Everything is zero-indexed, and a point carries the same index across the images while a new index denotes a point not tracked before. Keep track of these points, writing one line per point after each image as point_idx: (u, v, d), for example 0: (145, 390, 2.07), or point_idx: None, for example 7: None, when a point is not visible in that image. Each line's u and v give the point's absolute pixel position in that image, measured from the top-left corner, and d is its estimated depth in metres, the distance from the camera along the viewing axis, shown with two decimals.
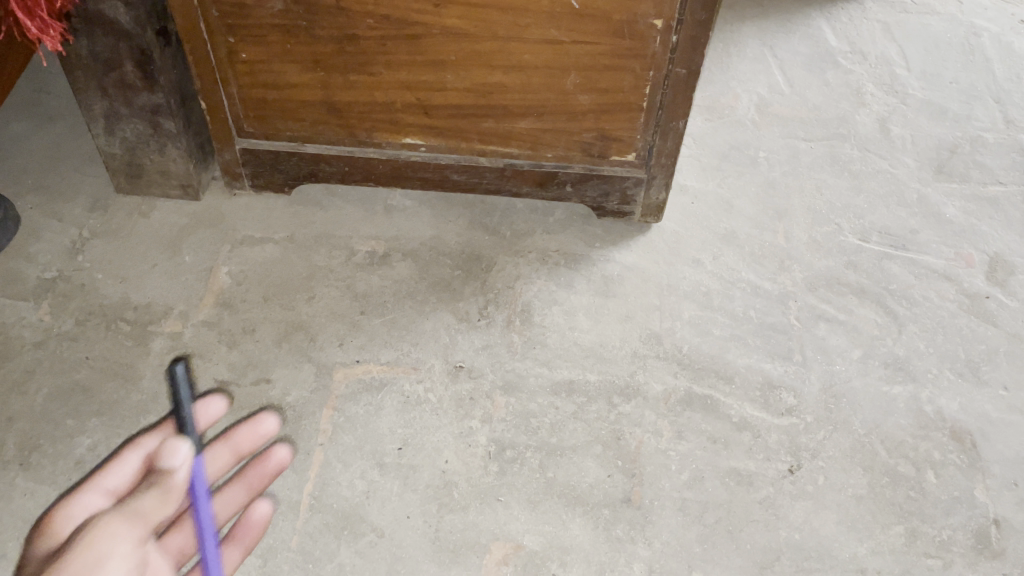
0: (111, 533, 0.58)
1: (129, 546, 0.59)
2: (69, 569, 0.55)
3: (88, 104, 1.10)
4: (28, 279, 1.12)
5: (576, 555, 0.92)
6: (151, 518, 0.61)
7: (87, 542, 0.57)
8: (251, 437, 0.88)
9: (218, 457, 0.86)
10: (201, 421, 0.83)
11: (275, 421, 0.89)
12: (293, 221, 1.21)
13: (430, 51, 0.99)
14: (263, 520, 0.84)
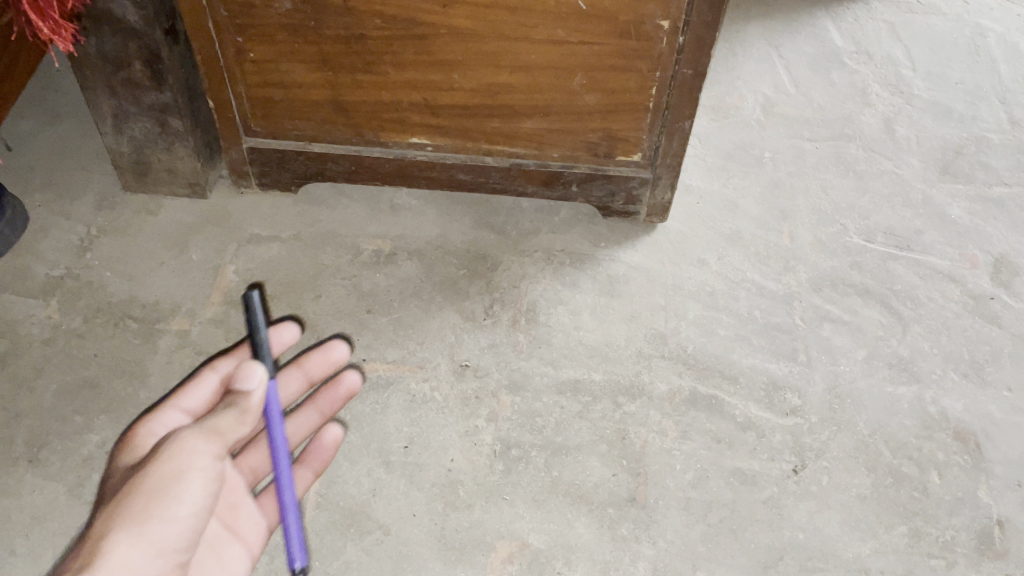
0: (187, 450, 0.66)
1: (205, 461, 0.67)
2: (152, 480, 0.64)
3: (96, 103, 1.10)
4: (36, 277, 1.13)
5: (581, 554, 0.92)
6: (230, 434, 0.69)
7: (166, 457, 0.65)
8: (323, 362, 0.96)
9: (293, 381, 0.95)
10: (277, 345, 0.93)
11: (345, 349, 0.97)
12: (299, 219, 1.22)
13: (438, 51, 0.99)
14: (333, 441, 0.92)
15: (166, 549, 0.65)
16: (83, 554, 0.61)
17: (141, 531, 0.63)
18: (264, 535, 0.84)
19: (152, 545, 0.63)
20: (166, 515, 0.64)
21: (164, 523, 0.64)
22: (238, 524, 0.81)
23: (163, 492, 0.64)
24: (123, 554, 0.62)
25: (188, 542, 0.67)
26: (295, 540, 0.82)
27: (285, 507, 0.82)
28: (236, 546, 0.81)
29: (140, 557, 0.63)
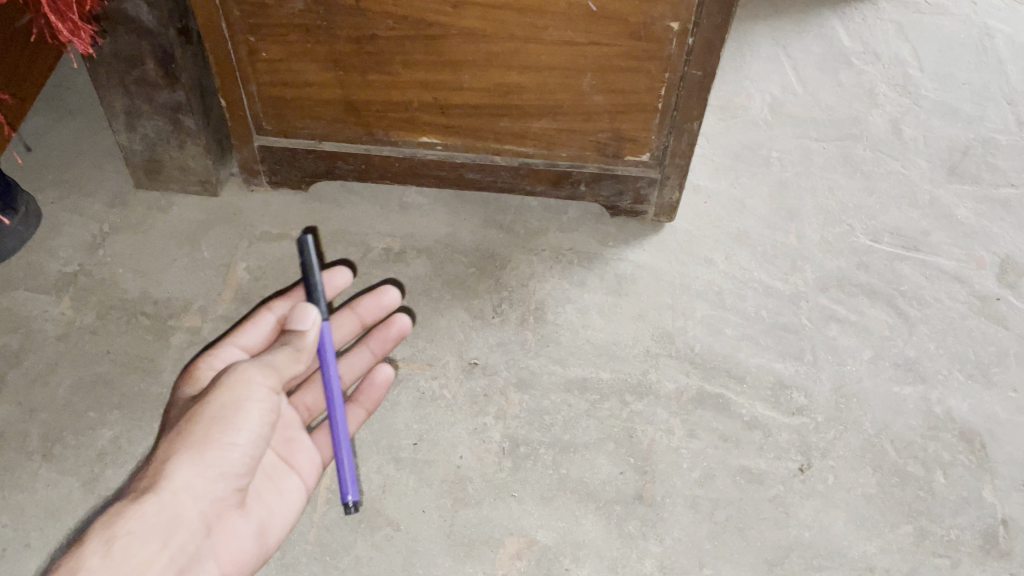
0: (245, 381, 0.74)
1: (261, 392, 0.75)
2: (213, 409, 0.72)
3: (109, 101, 1.11)
4: (50, 274, 1.14)
5: (589, 550, 0.93)
6: (285, 368, 0.78)
7: (226, 387, 0.73)
8: (374, 306, 1.01)
9: (346, 323, 1.01)
10: (330, 290, 0.97)
11: (396, 294, 1.02)
12: (310, 217, 1.23)
13: (449, 52, 1.00)
14: (385, 380, 0.97)
15: (225, 472, 0.73)
16: (151, 473, 0.71)
17: (201, 455, 0.71)
18: (318, 470, 0.89)
19: (210, 468, 0.72)
20: (224, 441, 0.72)
21: (222, 449, 0.72)
22: (295, 458, 0.87)
23: (222, 419, 0.72)
24: (185, 475, 0.71)
25: (246, 466, 0.75)
26: (349, 473, 0.88)
27: (337, 441, 0.88)
28: (295, 479, 0.86)
29: (199, 478, 0.72)
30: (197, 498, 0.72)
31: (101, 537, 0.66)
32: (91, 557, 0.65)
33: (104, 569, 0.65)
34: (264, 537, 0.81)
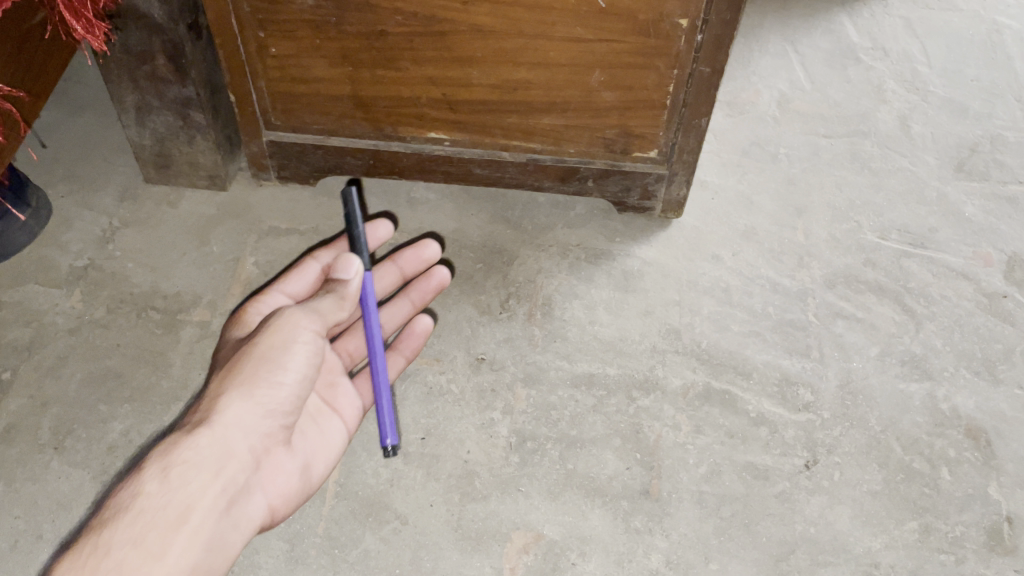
0: (292, 325, 0.78)
1: (306, 335, 0.79)
2: (261, 350, 0.77)
3: (120, 96, 1.12)
4: (60, 268, 1.15)
5: (595, 545, 0.94)
6: (330, 314, 0.82)
7: (274, 330, 0.78)
8: (415, 259, 1.06)
9: (388, 275, 1.06)
10: (371, 240, 1.04)
11: (436, 248, 1.07)
12: (318, 212, 1.23)
13: (458, 48, 1.00)
14: (424, 330, 1.01)
15: (274, 409, 0.77)
16: (204, 409, 0.75)
17: (250, 392, 0.75)
18: (360, 415, 0.92)
19: (259, 405, 0.76)
20: (272, 380, 0.77)
21: (270, 388, 0.76)
22: (338, 401, 0.90)
23: (270, 360, 0.77)
24: (235, 411, 0.75)
25: (293, 404, 0.79)
26: (389, 420, 0.90)
27: (378, 386, 0.91)
28: (338, 421, 0.89)
29: (249, 415, 0.76)
30: (248, 434, 0.76)
31: (158, 465, 0.71)
32: (148, 484, 0.70)
33: (161, 495, 0.70)
34: (310, 475, 0.85)
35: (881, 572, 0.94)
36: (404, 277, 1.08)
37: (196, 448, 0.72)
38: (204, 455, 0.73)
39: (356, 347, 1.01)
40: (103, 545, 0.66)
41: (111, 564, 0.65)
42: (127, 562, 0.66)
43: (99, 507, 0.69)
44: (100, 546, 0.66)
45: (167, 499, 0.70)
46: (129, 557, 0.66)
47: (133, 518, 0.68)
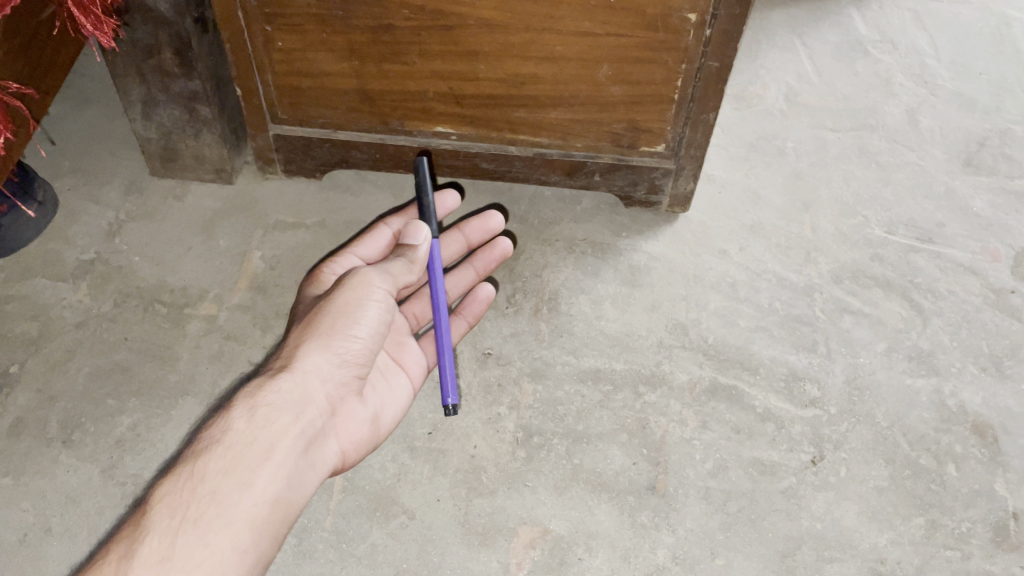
0: (367, 282, 0.83)
1: (379, 293, 0.84)
2: (338, 305, 0.82)
3: (125, 90, 1.11)
4: (67, 261, 1.15)
5: (601, 540, 0.94)
6: (401, 275, 0.87)
7: (350, 287, 0.83)
8: (480, 230, 1.10)
9: (454, 243, 1.09)
10: (439, 209, 1.08)
11: (500, 220, 1.10)
12: (324, 206, 1.23)
13: (466, 42, 0.99)
14: (485, 298, 1.05)
15: (349, 360, 0.82)
16: (285, 357, 0.80)
17: (328, 343, 0.80)
18: (424, 373, 0.97)
19: (336, 355, 0.81)
20: (348, 332, 0.81)
21: (346, 340, 0.81)
22: (404, 359, 0.95)
23: (346, 313, 0.82)
24: (315, 359, 0.79)
25: (367, 357, 0.84)
26: (451, 380, 0.94)
27: (442, 347, 0.95)
28: (404, 377, 0.94)
29: (327, 363, 0.80)
30: (326, 382, 0.80)
31: (245, 405, 0.75)
32: (237, 421, 0.74)
33: (248, 432, 0.74)
34: (378, 426, 0.89)
35: (887, 568, 0.94)
36: (468, 245, 1.11)
37: (279, 392, 0.77)
38: (286, 398, 0.77)
39: (422, 310, 1.06)
40: (198, 474, 0.70)
41: (205, 492, 0.69)
42: (220, 491, 0.70)
43: (191, 441, 0.74)
44: (196, 474, 0.70)
45: (254, 436, 0.74)
46: (222, 486, 0.70)
47: (225, 451, 0.72)
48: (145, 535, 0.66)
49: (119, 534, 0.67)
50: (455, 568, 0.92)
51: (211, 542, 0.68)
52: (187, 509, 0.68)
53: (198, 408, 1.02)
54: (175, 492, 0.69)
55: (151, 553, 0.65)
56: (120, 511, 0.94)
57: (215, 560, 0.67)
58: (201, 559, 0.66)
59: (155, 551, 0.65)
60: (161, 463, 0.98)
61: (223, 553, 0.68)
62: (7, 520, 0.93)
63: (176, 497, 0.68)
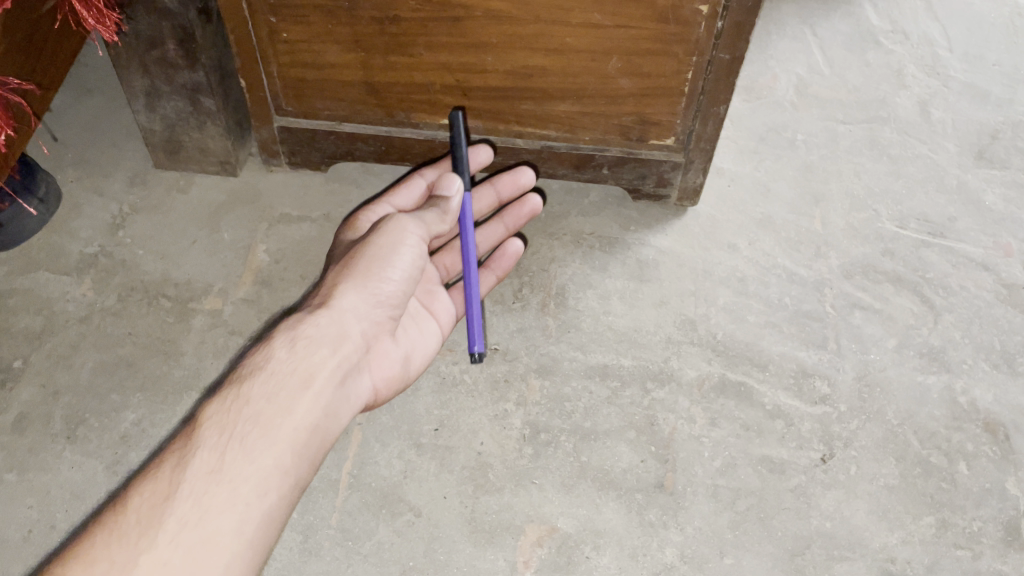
0: (400, 228, 0.84)
1: (413, 239, 0.85)
2: (373, 248, 0.83)
3: (129, 81, 1.10)
4: (71, 254, 1.14)
5: (609, 538, 0.94)
6: (434, 224, 0.89)
7: (384, 232, 0.84)
8: (511, 185, 1.12)
9: (486, 197, 1.12)
10: (472, 165, 1.09)
11: (531, 176, 1.12)
12: (330, 198, 1.22)
13: (473, 33, 0.98)
14: (515, 253, 1.06)
15: (383, 301, 0.83)
16: (323, 295, 0.82)
17: (363, 283, 0.82)
18: (453, 322, 1.00)
19: (372, 296, 0.82)
20: (383, 273, 0.83)
21: (381, 281, 0.83)
22: (435, 307, 0.97)
23: (381, 256, 0.83)
24: (351, 299, 0.81)
25: (401, 299, 0.85)
26: (478, 328, 0.97)
27: (471, 297, 0.97)
28: (434, 324, 0.96)
29: (362, 303, 0.82)
30: (362, 320, 0.82)
31: (285, 337, 0.77)
32: (278, 350, 0.76)
33: (288, 362, 0.76)
34: (409, 366, 0.91)
35: (897, 567, 0.93)
36: (500, 199, 1.13)
37: (318, 326, 0.79)
38: (324, 333, 0.79)
39: (452, 262, 1.06)
40: (242, 397, 0.72)
41: (249, 414, 0.72)
42: (263, 414, 0.72)
43: (235, 369, 0.76)
44: (241, 397, 0.72)
45: (294, 366, 0.76)
46: (265, 409, 0.72)
47: (267, 377, 0.74)
48: (194, 449, 0.69)
49: (170, 448, 0.70)
50: (462, 566, 0.91)
51: (255, 459, 0.70)
52: (232, 429, 0.70)
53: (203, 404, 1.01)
54: (220, 413, 0.71)
55: (201, 465, 0.68)
56: None
57: (260, 477, 0.69)
58: (247, 475, 0.69)
59: (205, 463, 0.68)
60: None
61: (267, 472, 0.70)
62: (12, 516, 0.93)
63: (221, 418, 0.71)
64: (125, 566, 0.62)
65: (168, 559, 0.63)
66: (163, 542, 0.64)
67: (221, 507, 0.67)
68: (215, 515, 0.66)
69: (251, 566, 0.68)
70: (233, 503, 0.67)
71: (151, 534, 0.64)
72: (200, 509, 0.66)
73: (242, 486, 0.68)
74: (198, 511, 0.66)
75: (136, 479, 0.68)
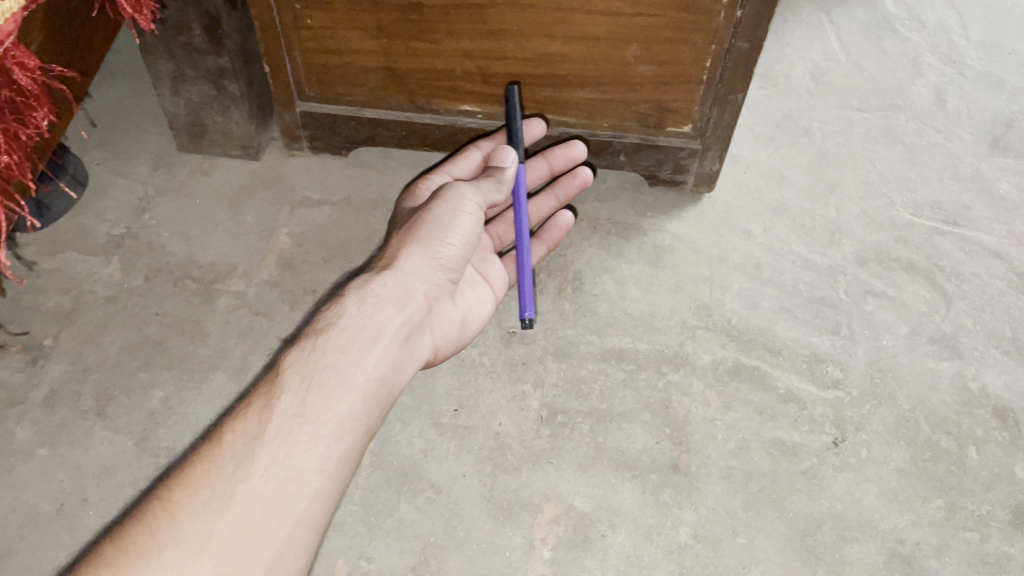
0: (459, 194, 0.88)
1: (472, 205, 0.88)
2: (435, 214, 0.87)
3: (155, 65, 1.12)
4: (97, 235, 1.16)
5: (624, 517, 0.96)
6: (490, 193, 0.93)
7: (445, 199, 0.88)
8: (563, 158, 1.14)
9: (539, 169, 1.15)
10: (526, 138, 1.11)
11: (583, 150, 1.13)
12: (350, 182, 1.24)
13: (494, 21, 0.98)
14: (565, 225, 1.09)
15: (445, 264, 0.86)
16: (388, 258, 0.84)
17: (427, 246, 0.85)
18: (505, 288, 1.03)
19: (433, 259, 0.85)
20: (444, 238, 0.86)
21: (443, 245, 0.86)
22: (489, 273, 1.00)
23: (442, 221, 0.87)
24: (414, 261, 0.84)
25: (459, 263, 0.88)
26: (529, 294, 0.99)
27: (522, 265, 1.00)
28: (488, 289, 0.99)
29: (425, 265, 0.85)
30: (425, 281, 0.85)
31: (356, 294, 0.80)
32: (349, 307, 0.78)
33: (359, 318, 0.78)
34: (466, 328, 0.93)
35: (906, 549, 0.95)
36: (552, 169, 1.16)
37: (385, 285, 0.81)
38: (391, 291, 0.81)
39: (506, 232, 1.08)
40: (319, 348, 0.74)
41: (326, 363, 0.73)
42: (339, 364, 0.74)
43: (309, 324, 0.78)
44: (318, 348, 0.74)
45: (365, 322, 0.77)
46: (340, 360, 0.74)
47: (340, 331, 0.76)
48: (279, 393, 0.70)
49: (256, 392, 0.71)
50: (481, 542, 0.94)
51: (334, 404, 0.71)
52: (312, 376, 0.72)
53: (228, 382, 1.04)
54: (301, 361, 0.73)
55: (286, 408, 0.69)
56: (154, 482, 0.97)
57: (338, 421, 0.71)
58: (326, 418, 0.70)
59: (289, 407, 0.69)
60: (194, 437, 1.00)
61: (344, 417, 0.71)
62: (45, 490, 0.96)
63: (301, 366, 0.72)
64: (224, 494, 0.63)
65: (262, 491, 0.64)
66: (256, 475, 0.65)
67: (306, 446, 0.68)
68: (300, 453, 0.67)
69: (330, 506, 0.69)
70: (316, 443, 0.68)
71: (246, 467, 0.65)
72: (287, 447, 0.67)
73: (322, 429, 0.69)
74: (286, 448, 0.67)
75: (226, 420, 0.69)
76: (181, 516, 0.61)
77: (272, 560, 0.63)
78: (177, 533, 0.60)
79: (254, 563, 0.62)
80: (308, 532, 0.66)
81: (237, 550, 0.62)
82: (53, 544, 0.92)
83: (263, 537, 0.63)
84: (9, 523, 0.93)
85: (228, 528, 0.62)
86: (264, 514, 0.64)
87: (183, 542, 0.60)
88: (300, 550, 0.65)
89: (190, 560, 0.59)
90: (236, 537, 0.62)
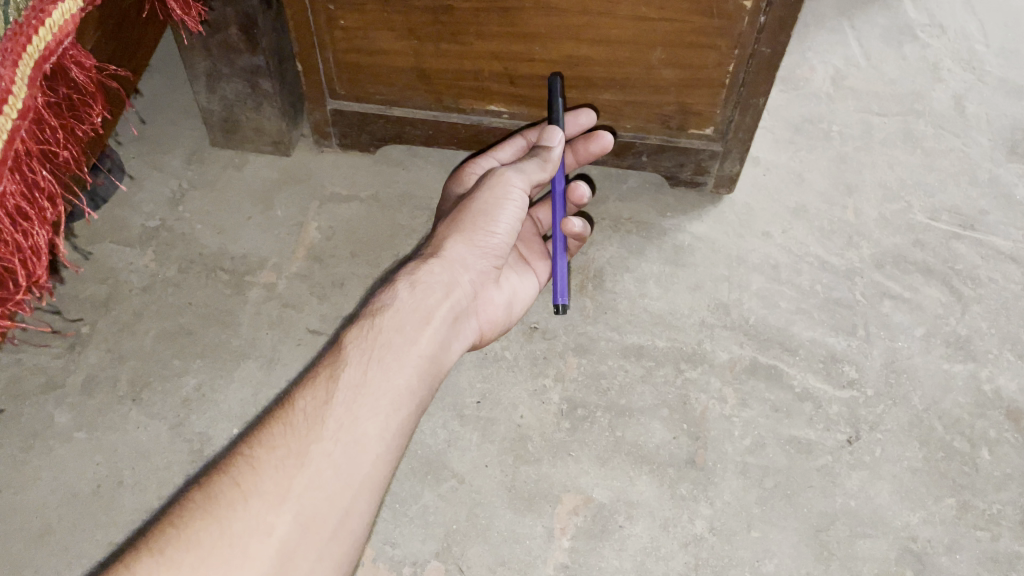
0: (503, 182, 0.90)
1: (516, 193, 0.90)
2: (479, 204, 0.89)
3: (192, 63, 1.16)
4: (134, 227, 1.20)
5: (642, 509, 0.99)
6: (533, 173, 0.93)
7: (489, 188, 0.90)
8: (586, 151, 1.09)
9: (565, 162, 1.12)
10: (573, 126, 1.09)
11: (604, 143, 1.07)
12: (378, 179, 1.27)
13: (522, 24, 1.01)
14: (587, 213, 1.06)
15: (489, 250, 0.89)
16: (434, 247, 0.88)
17: (470, 236, 0.88)
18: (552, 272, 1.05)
19: (478, 247, 0.89)
20: (488, 228, 0.89)
21: (485, 233, 0.89)
22: (534, 260, 1.03)
23: (486, 211, 0.89)
24: (459, 250, 0.88)
25: (503, 250, 0.91)
26: (563, 282, 0.99)
27: (558, 252, 1.00)
28: (532, 273, 1.02)
29: (470, 254, 0.88)
30: (470, 268, 0.88)
31: (407, 280, 0.83)
32: (401, 291, 0.82)
33: (411, 300, 0.81)
34: (511, 312, 0.95)
35: (918, 546, 0.97)
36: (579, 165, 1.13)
37: (432, 272, 0.84)
38: (439, 276, 0.84)
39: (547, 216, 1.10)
40: (377, 327, 0.77)
41: (384, 340, 0.76)
42: (395, 341, 0.77)
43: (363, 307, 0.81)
44: (375, 327, 0.77)
45: (416, 303, 0.81)
46: (396, 337, 0.77)
47: (395, 312, 0.79)
48: (343, 365, 0.73)
49: (321, 364, 0.75)
50: (503, 530, 0.97)
51: (393, 378, 0.74)
52: (372, 351, 0.75)
53: (259, 371, 1.07)
54: (360, 338, 0.76)
55: (348, 379, 0.72)
56: (187, 467, 1.00)
57: (396, 393, 0.73)
58: (385, 390, 0.73)
59: (353, 378, 0.72)
60: (226, 424, 1.03)
61: (401, 390, 0.74)
62: (82, 472, 0.99)
63: (361, 342, 0.76)
64: (300, 452, 0.66)
65: (333, 452, 0.67)
66: (327, 438, 0.68)
67: (369, 415, 0.70)
68: (363, 421, 0.70)
69: (389, 471, 0.71)
70: (378, 412, 0.71)
71: (317, 429, 0.68)
72: (352, 414, 0.70)
73: (383, 399, 0.72)
74: (351, 415, 0.70)
75: (294, 389, 0.72)
76: (263, 471, 0.64)
77: (341, 516, 0.66)
78: (260, 485, 0.64)
79: (327, 516, 0.65)
80: (371, 492, 0.69)
81: (314, 504, 0.64)
82: (91, 523, 0.96)
83: (335, 493, 0.66)
84: (48, 502, 0.97)
85: (305, 482, 0.65)
86: (336, 472, 0.66)
87: (265, 493, 0.63)
88: (364, 510, 0.68)
89: (272, 510, 0.63)
90: (312, 491, 0.65)
